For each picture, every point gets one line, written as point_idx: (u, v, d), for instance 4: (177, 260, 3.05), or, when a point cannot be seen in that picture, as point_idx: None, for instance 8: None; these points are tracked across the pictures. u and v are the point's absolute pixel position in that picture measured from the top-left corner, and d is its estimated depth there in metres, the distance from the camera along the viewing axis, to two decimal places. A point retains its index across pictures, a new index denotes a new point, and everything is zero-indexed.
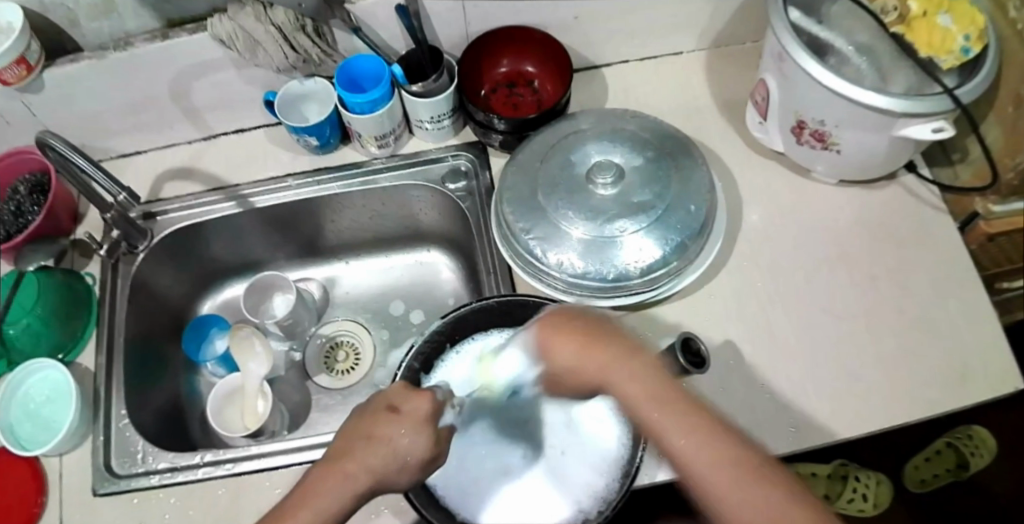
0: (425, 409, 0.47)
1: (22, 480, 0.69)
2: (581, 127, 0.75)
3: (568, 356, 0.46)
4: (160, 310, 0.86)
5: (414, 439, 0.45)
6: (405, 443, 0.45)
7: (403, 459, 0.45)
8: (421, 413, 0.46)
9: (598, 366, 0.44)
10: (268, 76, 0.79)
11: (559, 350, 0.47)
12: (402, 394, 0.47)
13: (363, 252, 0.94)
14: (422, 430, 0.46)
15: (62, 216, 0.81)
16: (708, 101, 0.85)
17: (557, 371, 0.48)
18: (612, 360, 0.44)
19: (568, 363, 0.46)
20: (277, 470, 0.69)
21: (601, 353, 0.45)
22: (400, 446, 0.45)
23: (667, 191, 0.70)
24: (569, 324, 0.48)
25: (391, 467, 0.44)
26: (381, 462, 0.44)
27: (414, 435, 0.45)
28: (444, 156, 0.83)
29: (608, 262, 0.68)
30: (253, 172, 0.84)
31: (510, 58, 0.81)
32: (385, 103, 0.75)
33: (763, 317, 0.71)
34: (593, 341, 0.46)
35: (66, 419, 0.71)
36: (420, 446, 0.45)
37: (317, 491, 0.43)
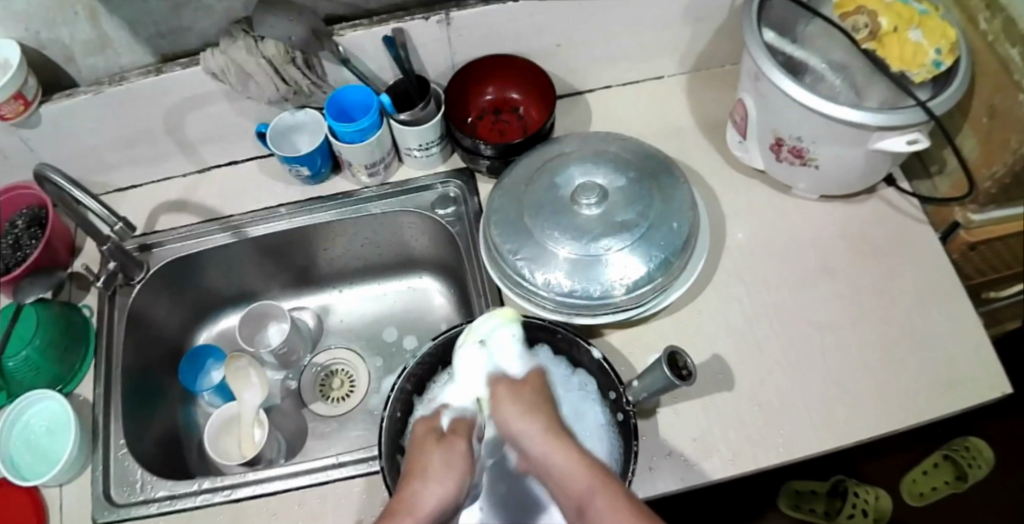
0: (428, 437, 0.60)
1: (22, 507, 0.70)
2: (565, 150, 0.77)
3: (533, 425, 0.58)
4: (156, 341, 0.87)
5: (434, 457, 0.58)
6: (433, 461, 0.57)
7: (438, 471, 0.57)
8: (427, 445, 0.59)
9: (547, 444, 0.57)
10: (259, 109, 0.81)
11: (529, 399, 0.61)
12: (419, 440, 0.60)
13: (357, 280, 0.95)
14: (432, 445, 0.59)
15: (60, 249, 0.83)
16: (690, 122, 0.86)
17: (506, 423, 0.60)
18: (554, 433, 0.58)
19: (514, 412, 0.60)
20: (274, 495, 0.69)
21: (536, 421, 0.59)
22: (430, 462, 0.57)
23: (650, 210, 0.71)
24: (538, 386, 0.63)
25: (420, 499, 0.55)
26: (414, 489, 0.56)
27: (434, 453, 0.58)
28: (433, 184, 0.84)
29: (595, 279, 0.69)
30: (247, 203, 0.85)
31: (495, 86, 0.84)
32: (374, 132, 0.77)
33: (751, 331, 0.72)
34: (548, 419, 0.59)
35: (66, 450, 0.72)
36: (440, 463, 0.57)
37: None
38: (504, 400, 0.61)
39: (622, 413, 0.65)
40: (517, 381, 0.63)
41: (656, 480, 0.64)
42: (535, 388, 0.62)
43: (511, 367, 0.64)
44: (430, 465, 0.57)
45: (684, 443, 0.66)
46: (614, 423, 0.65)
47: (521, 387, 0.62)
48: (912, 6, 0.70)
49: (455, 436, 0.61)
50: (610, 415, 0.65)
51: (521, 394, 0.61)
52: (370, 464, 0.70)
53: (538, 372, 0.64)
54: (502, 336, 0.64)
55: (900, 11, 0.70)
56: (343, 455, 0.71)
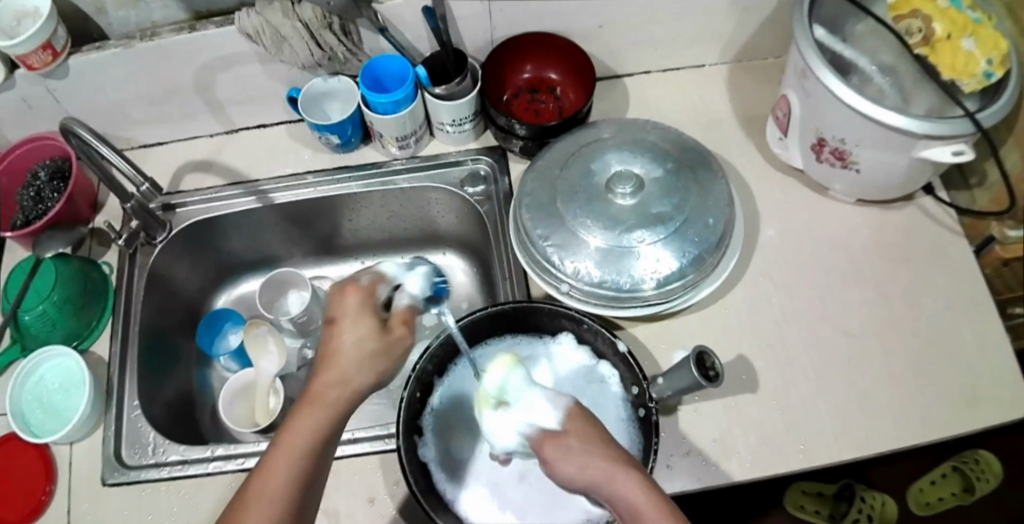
0: (354, 300, 0.53)
1: (32, 465, 0.72)
2: (602, 136, 0.77)
3: (597, 476, 0.47)
4: (174, 302, 0.86)
5: (347, 336, 0.52)
6: (343, 344, 0.51)
7: (356, 359, 0.51)
8: (353, 304, 0.53)
9: (617, 486, 0.46)
10: (292, 73, 0.79)
11: (582, 439, 0.49)
12: (336, 303, 0.54)
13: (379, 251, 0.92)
14: (359, 318, 0.53)
15: (82, 203, 0.82)
16: (730, 114, 0.84)
17: (551, 469, 0.49)
18: (621, 469, 0.47)
19: (571, 469, 0.48)
20: None
21: (602, 468, 0.47)
22: (343, 349, 0.51)
23: (686, 204, 0.72)
24: (585, 415, 0.51)
25: (345, 380, 0.50)
26: (331, 368, 0.51)
27: (358, 328, 0.52)
28: (464, 160, 0.82)
29: (626, 272, 0.70)
30: (272, 167, 0.83)
31: (533, 64, 0.82)
32: (408, 104, 0.76)
33: (778, 332, 0.72)
34: (609, 453, 0.48)
35: (78, 408, 0.74)
36: (359, 343, 0.51)
37: (279, 466, 0.47)
38: (557, 461, 0.48)
39: (642, 407, 0.66)
40: (559, 431, 0.50)
41: (674, 478, 0.64)
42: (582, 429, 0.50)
43: (546, 418, 0.51)
44: (343, 347, 0.51)
45: (704, 442, 0.66)
46: (635, 418, 0.66)
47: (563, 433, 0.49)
48: (967, 13, 0.67)
49: (361, 296, 0.54)
50: (632, 409, 0.67)
51: (571, 440, 0.49)
52: (386, 444, 0.72)
53: (576, 409, 0.51)
54: (516, 384, 0.54)
55: (955, 17, 0.67)
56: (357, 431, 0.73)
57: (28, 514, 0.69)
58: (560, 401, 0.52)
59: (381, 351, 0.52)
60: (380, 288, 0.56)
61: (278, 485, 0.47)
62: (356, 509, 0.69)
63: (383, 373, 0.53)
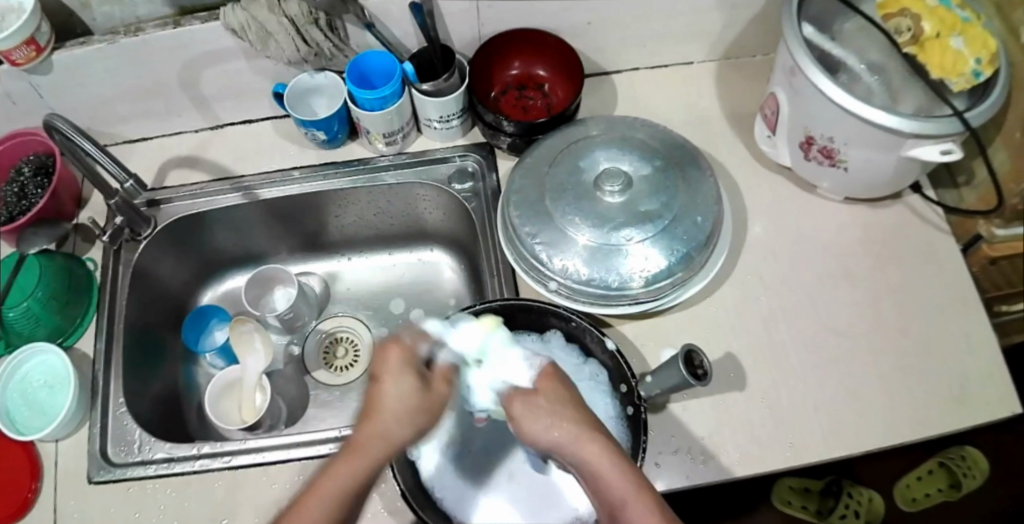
0: (397, 355, 0.50)
1: (17, 463, 0.71)
2: (591, 133, 0.76)
3: (561, 434, 0.48)
4: (160, 299, 0.86)
5: (388, 387, 0.49)
6: (385, 394, 0.49)
7: (396, 415, 0.48)
8: (393, 360, 0.50)
9: (577, 442, 0.48)
10: (278, 69, 0.78)
11: (553, 399, 0.51)
12: (380, 357, 0.51)
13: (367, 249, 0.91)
14: (406, 373, 0.50)
15: (65, 199, 0.82)
16: (719, 112, 0.84)
17: (520, 429, 0.51)
18: (586, 431, 0.48)
19: (537, 431, 0.49)
20: (274, 464, 0.69)
21: (568, 427, 0.48)
22: (387, 402, 0.49)
23: (674, 202, 0.71)
24: (558, 375, 0.53)
25: (386, 436, 0.48)
26: (369, 430, 0.48)
27: (403, 386, 0.49)
28: (452, 156, 0.82)
29: (613, 270, 0.70)
30: (259, 164, 0.82)
31: (522, 61, 0.81)
32: (396, 100, 0.76)
33: (765, 331, 0.72)
34: (581, 419, 0.49)
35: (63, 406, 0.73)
36: (402, 404, 0.49)
37: (308, 517, 0.45)
38: (526, 420, 0.50)
39: (634, 405, 0.65)
40: (529, 390, 0.52)
41: (661, 476, 0.64)
42: (553, 393, 0.52)
43: (521, 377, 0.54)
44: (384, 406, 0.48)
45: (691, 440, 0.66)
46: (625, 416, 0.66)
47: (532, 395, 0.51)
48: (956, 12, 0.67)
49: (399, 363, 0.50)
50: (621, 408, 0.66)
51: (541, 401, 0.51)
52: None
53: (549, 369, 0.53)
54: (495, 345, 0.58)
55: (944, 16, 0.66)
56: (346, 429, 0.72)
57: (15, 511, 0.69)
58: (534, 360, 0.55)
59: (419, 407, 0.50)
60: (420, 345, 0.53)
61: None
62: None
63: (423, 426, 0.50)
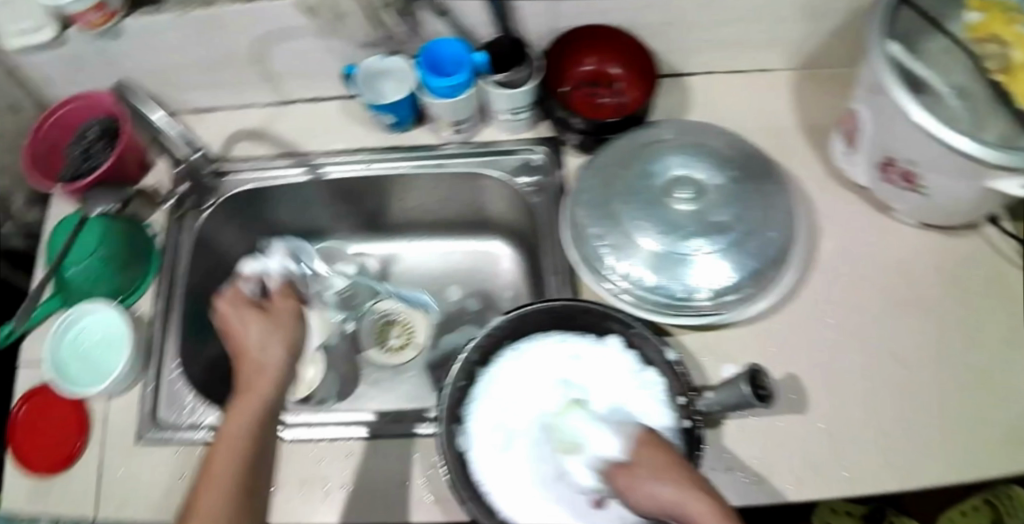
0: (236, 302, 0.67)
1: (65, 417, 0.73)
2: (664, 137, 0.76)
3: (658, 490, 0.47)
4: (217, 268, 0.86)
5: (252, 328, 0.65)
6: (252, 333, 0.64)
7: (264, 347, 0.63)
8: (236, 307, 0.66)
9: (671, 493, 0.46)
10: (350, 49, 0.78)
11: (648, 464, 0.50)
12: (229, 312, 0.66)
13: (429, 233, 0.91)
14: (267, 321, 0.66)
15: (131, 163, 0.82)
16: (794, 124, 0.82)
17: (632, 499, 0.50)
18: (680, 484, 0.46)
19: (643, 496, 0.49)
20: (322, 439, 0.72)
21: (666, 479, 0.48)
22: (251, 338, 0.64)
23: (745, 215, 0.72)
24: (654, 442, 0.53)
25: (259, 357, 0.63)
26: (248, 358, 0.63)
27: (250, 321, 0.65)
28: (518, 149, 0.81)
29: (678, 279, 0.72)
30: (326, 142, 0.82)
31: (597, 58, 0.79)
32: (465, 90, 0.75)
33: (826, 353, 0.71)
34: (680, 477, 0.48)
35: (115, 367, 0.73)
36: (252, 335, 0.64)
37: (224, 457, 0.55)
38: (627, 485, 0.50)
39: (692, 419, 0.65)
40: (625, 459, 0.52)
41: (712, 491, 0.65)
42: (655, 454, 0.51)
43: (610, 448, 0.54)
44: (242, 343, 0.64)
45: (745, 458, 0.66)
46: (681, 428, 0.65)
47: (631, 463, 0.51)
48: None
49: (235, 301, 0.67)
50: (677, 420, 0.65)
51: (641, 466, 0.50)
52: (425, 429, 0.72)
53: (643, 438, 0.54)
54: (581, 425, 0.60)
55: None
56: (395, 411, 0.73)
57: (63, 462, 0.71)
58: (624, 432, 0.55)
59: (274, 325, 0.66)
60: (247, 286, 0.71)
61: (221, 473, 0.54)
62: (391, 492, 0.69)
63: (289, 345, 0.65)
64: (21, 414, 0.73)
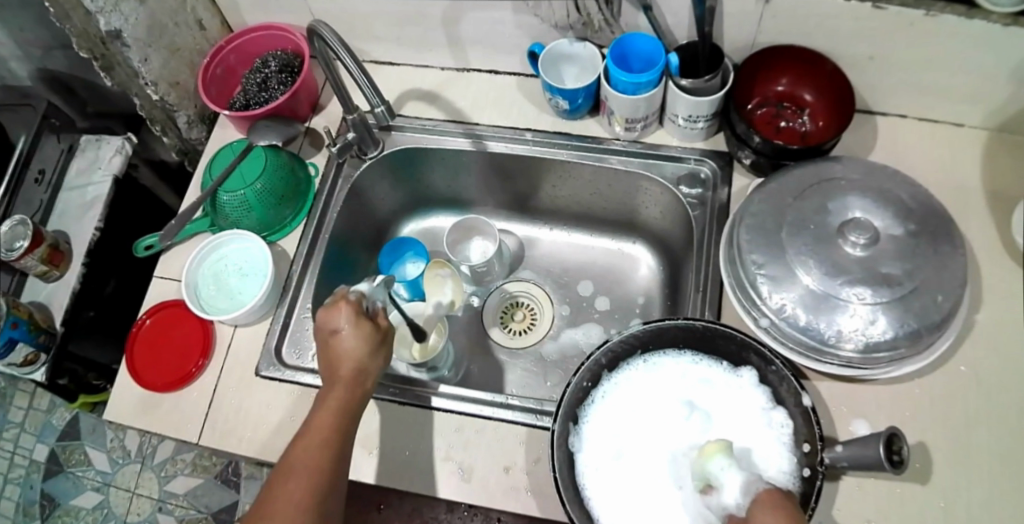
0: (344, 312, 0.62)
1: (194, 335, 0.77)
2: (843, 175, 0.72)
3: None
4: (365, 218, 0.87)
5: (348, 333, 0.62)
6: (349, 340, 0.61)
7: (360, 359, 0.61)
8: (344, 310, 0.62)
9: None
10: (540, 28, 0.77)
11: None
12: (329, 317, 0.62)
13: (571, 225, 0.90)
14: (361, 329, 0.62)
15: (302, 102, 0.84)
16: (983, 186, 0.78)
17: None
18: None
19: None
20: (435, 409, 0.74)
21: None
22: (348, 346, 0.61)
23: (918, 272, 0.67)
24: (772, 505, 0.50)
25: (359, 366, 0.61)
26: (345, 367, 0.60)
27: (355, 328, 0.62)
28: (687, 157, 0.79)
29: (829, 323, 0.67)
30: (491, 115, 0.82)
31: (791, 80, 0.77)
32: (649, 89, 0.73)
33: (968, 431, 0.68)
34: None
35: (255, 295, 0.77)
36: (356, 345, 0.61)
37: (306, 450, 0.55)
38: None
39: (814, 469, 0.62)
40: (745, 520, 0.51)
41: None
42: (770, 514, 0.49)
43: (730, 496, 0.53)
44: (343, 348, 0.61)
45: (857, 519, 0.65)
46: (799, 477, 0.62)
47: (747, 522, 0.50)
48: None
49: (354, 305, 0.63)
50: (797, 466, 0.63)
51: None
52: (540, 419, 0.72)
53: (766, 491, 0.51)
54: (723, 470, 0.54)
55: None
56: (511, 398, 0.74)
57: (179, 380, 0.74)
58: (750, 487, 0.52)
59: (381, 343, 0.63)
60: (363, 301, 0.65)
61: (304, 467, 0.54)
62: (491, 473, 0.70)
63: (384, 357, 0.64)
64: (148, 324, 0.78)
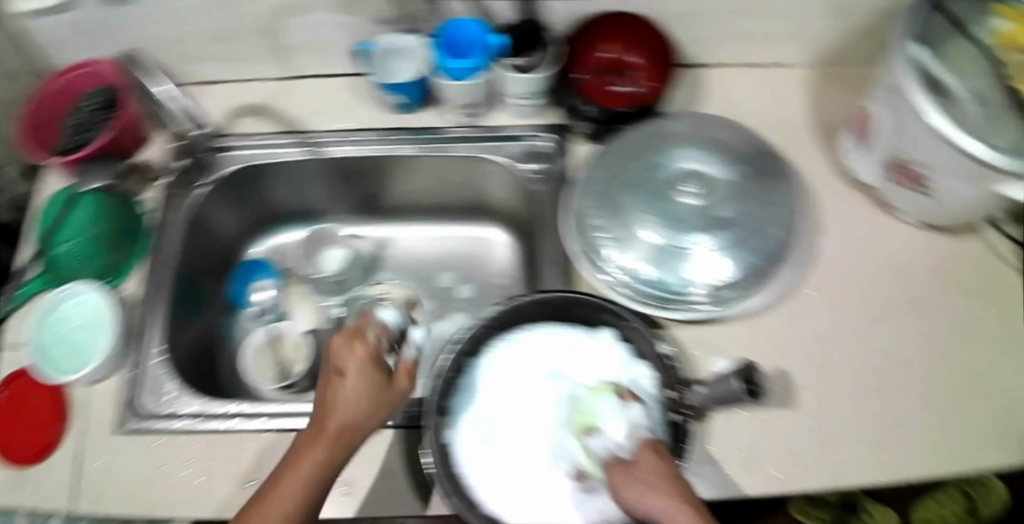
0: (363, 355, 0.58)
1: (49, 401, 0.70)
2: (671, 131, 0.75)
3: (654, 503, 0.47)
4: (209, 247, 0.84)
5: (353, 376, 0.56)
6: (354, 383, 0.56)
7: (350, 405, 0.55)
8: (358, 355, 0.58)
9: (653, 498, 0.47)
10: (361, 25, 0.76)
11: (647, 471, 0.50)
12: (342, 355, 0.58)
13: (421, 217, 0.90)
14: (365, 373, 0.57)
15: (129, 136, 0.79)
16: (804, 120, 0.82)
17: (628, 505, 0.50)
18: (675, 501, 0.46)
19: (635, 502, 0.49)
20: (309, 430, 0.69)
21: (661, 490, 0.48)
22: (350, 393, 0.55)
23: (747, 212, 0.72)
24: (654, 447, 0.53)
25: (348, 422, 0.54)
26: (339, 418, 0.54)
27: (357, 373, 0.57)
28: (523, 135, 0.79)
29: (674, 272, 0.72)
30: (326, 120, 0.80)
31: (621, 45, 0.73)
32: (479, 74, 0.72)
33: (822, 350, 0.71)
34: (672, 490, 0.48)
35: (99, 347, 0.71)
36: (360, 394, 0.56)
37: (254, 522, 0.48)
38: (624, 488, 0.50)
39: (681, 414, 0.64)
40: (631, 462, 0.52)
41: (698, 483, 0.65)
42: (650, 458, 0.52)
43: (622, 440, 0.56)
44: (345, 397, 0.55)
45: (733, 452, 0.66)
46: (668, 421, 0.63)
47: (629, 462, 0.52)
48: None
49: (368, 350, 0.59)
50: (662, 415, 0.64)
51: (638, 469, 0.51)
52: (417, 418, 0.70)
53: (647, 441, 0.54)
54: (610, 416, 0.58)
55: None
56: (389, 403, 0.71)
57: (42, 450, 0.68)
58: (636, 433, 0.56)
59: (389, 396, 0.58)
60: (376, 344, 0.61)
61: None
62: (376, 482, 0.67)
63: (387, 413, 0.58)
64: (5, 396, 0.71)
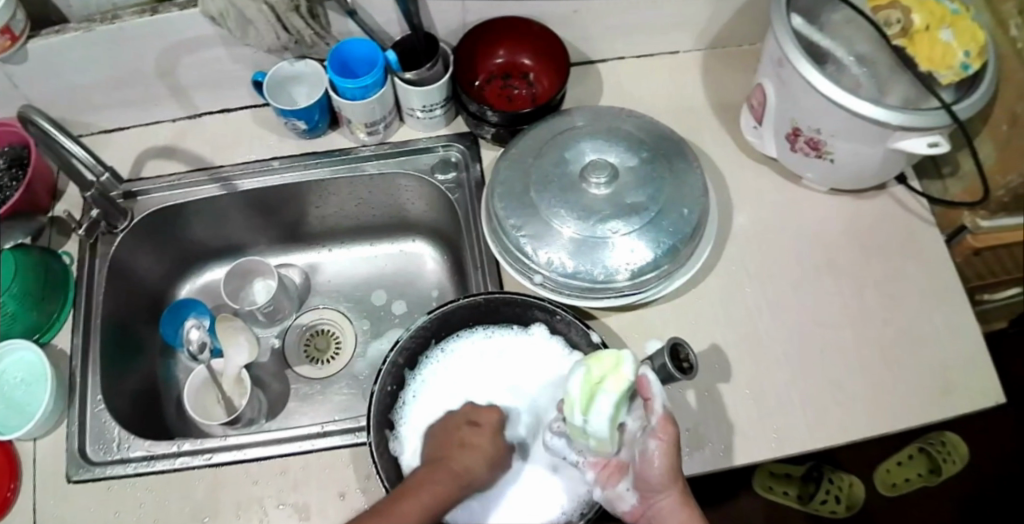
0: (495, 420, 0.61)
1: None
2: (576, 123, 0.75)
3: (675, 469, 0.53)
4: (136, 291, 0.84)
5: (484, 438, 0.59)
6: (481, 441, 0.59)
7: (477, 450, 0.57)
8: (492, 423, 0.61)
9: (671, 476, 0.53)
10: (257, 56, 0.77)
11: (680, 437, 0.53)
12: (477, 413, 0.62)
13: (350, 240, 0.91)
14: (495, 437, 0.60)
15: (40, 191, 0.79)
16: (704, 101, 0.84)
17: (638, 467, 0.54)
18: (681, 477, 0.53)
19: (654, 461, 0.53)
20: (254, 460, 0.68)
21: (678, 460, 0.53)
22: (488, 443, 0.59)
23: (661, 194, 0.70)
24: None
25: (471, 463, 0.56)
26: (467, 459, 0.56)
27: (485, 433, 0.60)
28: (435, 147, 0.81)
29: (598, 262, 0.69)
30: (238, 154, 0.81)
31: (508, 50, 0.80)
32: (377, 90, 0.73)
33: (749, 320, 0.72)
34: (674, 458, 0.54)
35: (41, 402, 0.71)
36: (489, 447, 0.58)
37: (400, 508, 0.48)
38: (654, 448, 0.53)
39: None
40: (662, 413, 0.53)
41: None
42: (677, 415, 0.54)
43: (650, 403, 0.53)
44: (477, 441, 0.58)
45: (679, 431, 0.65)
46: None
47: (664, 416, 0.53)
48: (945, 4, 0.65)
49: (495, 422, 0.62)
50: None
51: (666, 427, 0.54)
52: (356, 437, 0.69)
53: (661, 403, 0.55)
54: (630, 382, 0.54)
55: (933, 7, 0.65)
56: (328, 424, 0.70)
57: None
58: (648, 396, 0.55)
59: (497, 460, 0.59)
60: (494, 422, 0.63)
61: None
62: (326, 504, 0.65)
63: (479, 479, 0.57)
64: None
